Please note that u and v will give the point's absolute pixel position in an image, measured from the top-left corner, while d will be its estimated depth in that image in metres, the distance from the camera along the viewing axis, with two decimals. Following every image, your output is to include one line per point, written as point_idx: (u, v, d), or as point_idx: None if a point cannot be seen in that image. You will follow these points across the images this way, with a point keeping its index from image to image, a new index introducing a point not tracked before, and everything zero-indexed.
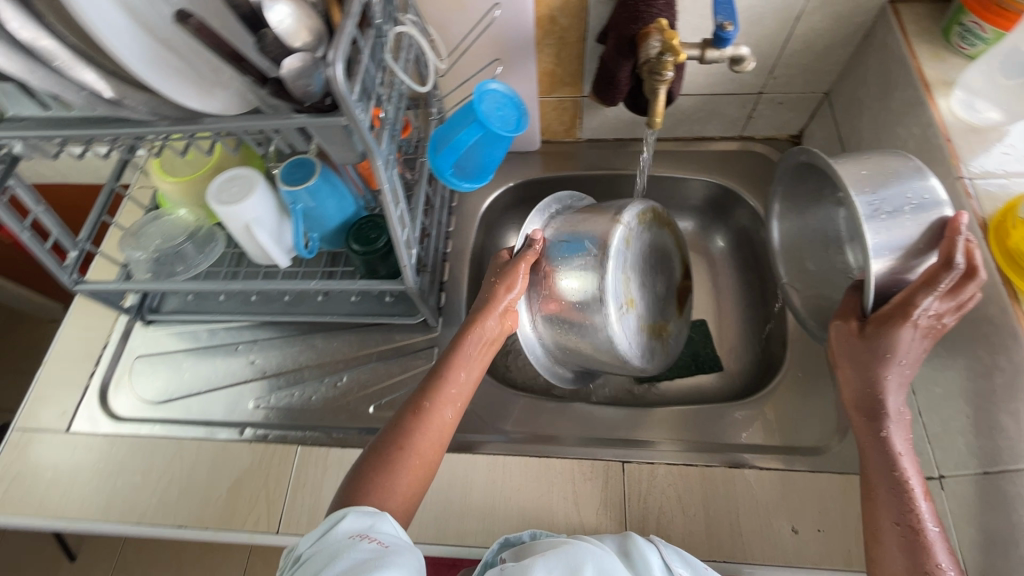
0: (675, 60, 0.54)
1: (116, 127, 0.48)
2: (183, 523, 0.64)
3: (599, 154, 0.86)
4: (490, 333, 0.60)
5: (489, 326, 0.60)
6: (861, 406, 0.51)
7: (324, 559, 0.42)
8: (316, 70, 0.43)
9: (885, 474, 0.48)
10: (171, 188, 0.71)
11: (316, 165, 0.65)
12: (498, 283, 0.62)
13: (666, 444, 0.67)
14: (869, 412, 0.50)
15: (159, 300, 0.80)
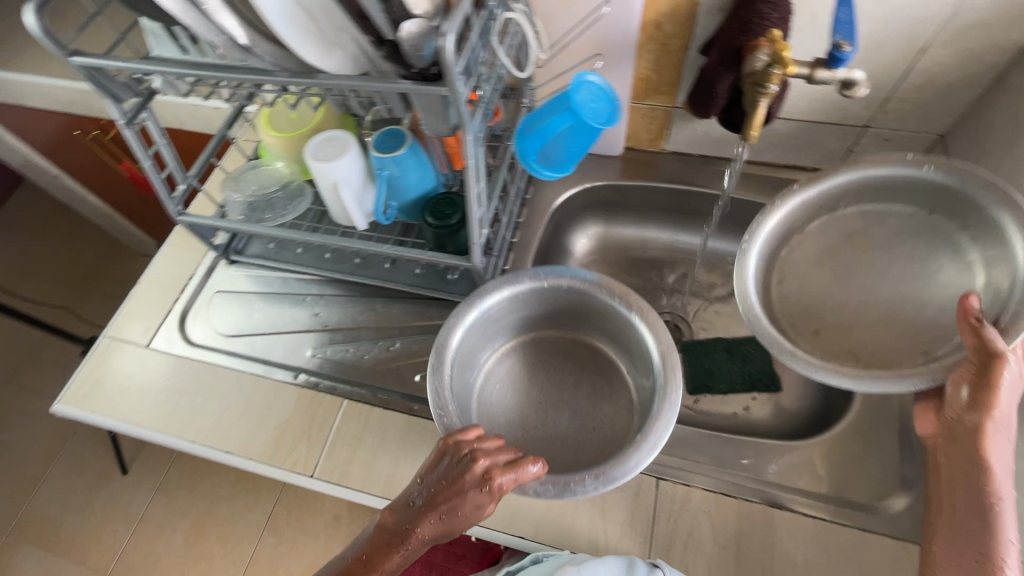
0: (782, 73, 0.51)
1: (242, 73, 0.53)
2: (231, 451, 0.69)
3: (681, 168, 0.85)
4: (410, 553, 0.51)
5: (412, 543, 0.51)
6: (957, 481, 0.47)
7: None
8: (430, 38, 0.45)
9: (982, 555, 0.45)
10: (274, 142, 0.77)
11: (407, 137, 0.69)
12: (444, 522, 0.49)
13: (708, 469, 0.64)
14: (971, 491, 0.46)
15: (244, 244, 0.86)
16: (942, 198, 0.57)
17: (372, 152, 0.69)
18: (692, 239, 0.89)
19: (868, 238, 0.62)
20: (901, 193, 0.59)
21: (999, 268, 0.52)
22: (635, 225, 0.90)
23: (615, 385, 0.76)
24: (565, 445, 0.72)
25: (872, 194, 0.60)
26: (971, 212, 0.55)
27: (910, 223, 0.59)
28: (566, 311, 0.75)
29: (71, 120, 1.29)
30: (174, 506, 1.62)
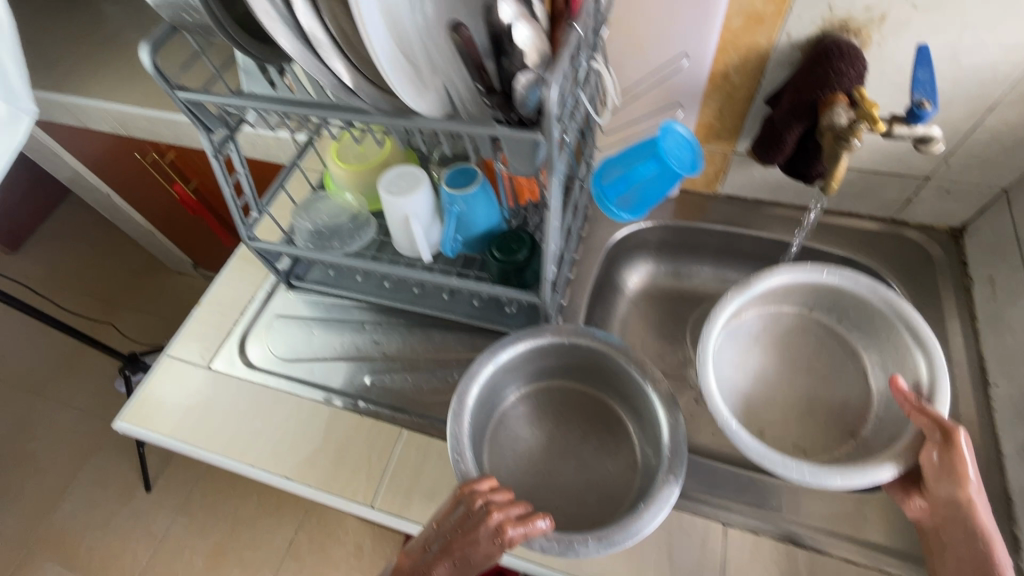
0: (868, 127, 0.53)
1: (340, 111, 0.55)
2: (291, 476, 0.69)
3: (735, 211, 0.86)
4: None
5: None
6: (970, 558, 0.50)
7: None
8: (535, 87, 0.47)
9: None
10: (345, 174, 0.80)
11: (479, 175, 0.72)
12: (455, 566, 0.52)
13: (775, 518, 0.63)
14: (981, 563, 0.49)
15: (304, 269, 0.87)
16: (833, 298, 0.72)
17: (444, 188, 0.71)
18: (743, 280, 0.89)
19: (778, 335, 0.77)
20: (800, 293, 0.73)
21: (875, 352, 0.70)
22: (686, 265, 0.91)
23: (622, 443, 0.72)
24: (570, 506, 0.67)
25: (771, 298, 0.74)
26: (864, 311, 0.69)
27: (799, 321, 0.77)
28: (578, 365, 0.72)
29: (135, 144, 1.35)
30: (194, 527, 1.61)
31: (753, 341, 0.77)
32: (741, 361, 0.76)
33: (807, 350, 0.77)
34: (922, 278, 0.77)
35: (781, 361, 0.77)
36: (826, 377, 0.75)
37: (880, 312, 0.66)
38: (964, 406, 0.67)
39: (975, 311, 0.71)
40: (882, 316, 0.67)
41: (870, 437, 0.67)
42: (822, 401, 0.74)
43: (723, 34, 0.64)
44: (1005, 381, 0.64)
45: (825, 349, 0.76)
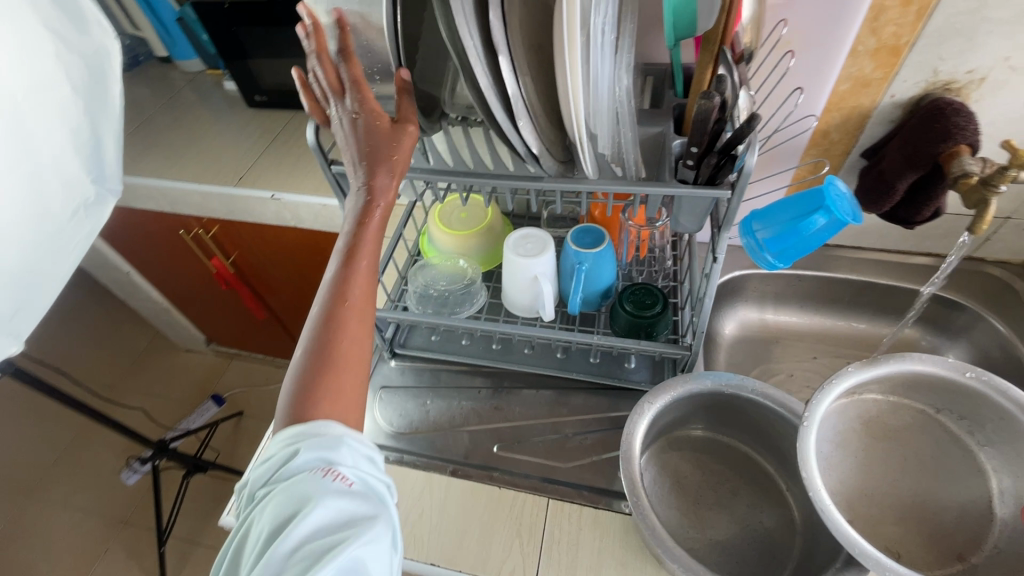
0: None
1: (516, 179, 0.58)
2: (438, 562, 0.64)
3: (818, 257, 0.91)
4: (378, 220, 0.51)
5: (379, 209, 0.51)
6: None
7: (289, 492, 0.44)
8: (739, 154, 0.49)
9: None
10: (455, 239, 0.80)
11: (604, 233, 0.73)
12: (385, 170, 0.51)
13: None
14: None
15: (406, 336, 0.85)
16: (961, 402, 0.58)
17: (570, 247, 0.72)
18: (831, 322, 0.93)
19: (890, 427, 0.63)
20: (921, 391, 0.61)
21: (1008, 476, 0.56)
22: (774, 311, 0.94)
23: (776, 495, 0.66)
24: (729, 560, 0.61)
25: (896, 386, 0.61)
26: (1007, 427, 0.55)
27: (919, 420, 0.62)
28: (725, 413, 0.68)
29: (178, 220, 1.32)
30: None
31: (859, 427, 0.64)
32: (838, 453, 0.64)
33: (919, 446, 0.63)
34: (1014, 309, 0.81)
35: (881, 457, 0.64)
36: (934, 487, 0.62)
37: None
38: None
39: None
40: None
41: (982, 565, 0.56)
42: (926, 509, 0.62)
43: (829, 97, 0.70)
44: None
45: (936, 456, 0.62)
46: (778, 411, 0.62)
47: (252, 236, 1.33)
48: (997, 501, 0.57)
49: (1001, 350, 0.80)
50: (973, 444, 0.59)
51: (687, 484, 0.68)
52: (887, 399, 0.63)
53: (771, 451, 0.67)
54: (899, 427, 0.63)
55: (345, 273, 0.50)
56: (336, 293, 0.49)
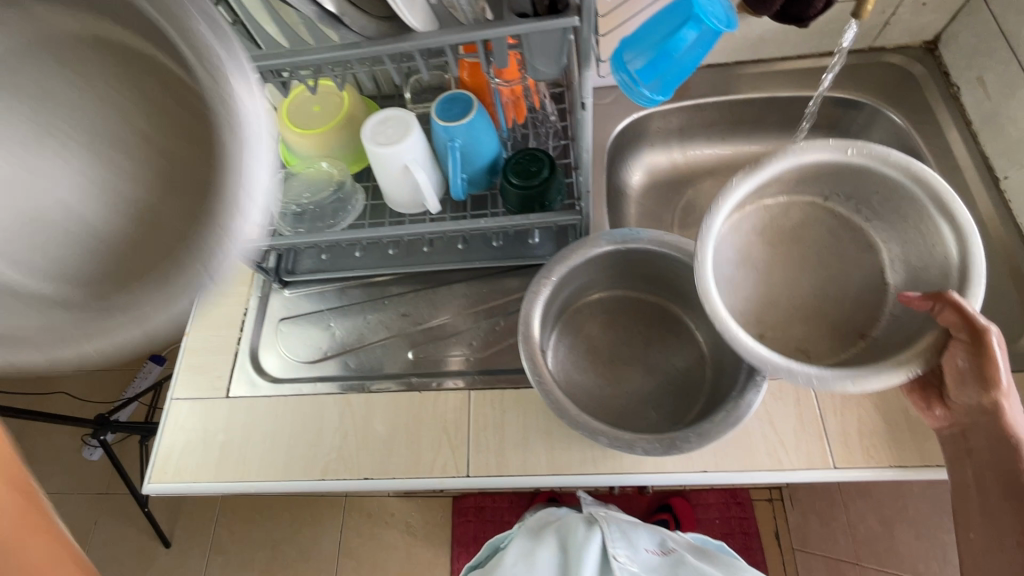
0: None
1: (330, 51, 0.47)
2: (369, 477, 0.64)
3: (718, 79, 0.84)
4: None
5: None
6: (1001, 478, 0.50)
7: None
8: None
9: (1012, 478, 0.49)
10: (309, 140, 0.69)
11: (472, 98, 0.63)
12: None
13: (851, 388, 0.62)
14: (1006, 480, 0.49)
15: (293, 261, 0.77)
16: (846, 181, 0.54)
17: (436, 122, 0.63)
18: (738, 148, 0.89)
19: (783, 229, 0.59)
20: (807, 180, 0.55)
21: (894, 242, 0.54)
22: (680, 149, 0.89)
23: (688, 339, 0.67)
24: (647, 410, 0.63)
25: (785, 182, 0.55)
26: (890, 196, 0.51)
27: (808, 212, 0.58)
28: (631, 270, 0.65)
29: None
30: (235, 563, 1.54)
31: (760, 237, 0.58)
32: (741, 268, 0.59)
33: (811, 240, 0.59)
34: (910, 97, 0.78)
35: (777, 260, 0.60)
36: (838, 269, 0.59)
37: (917, 197, 0.49)
38: (980, 205, 0.70)
39: (968, 117, 0.74)
40: (915, 201, 0.49)
41: (882, 336, 0.53)
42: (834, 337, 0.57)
43: None
44: (1016, 170, 0.67)
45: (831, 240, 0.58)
46: (675, 256, 0.60)
47: None
48: (888, 270, 0.55)
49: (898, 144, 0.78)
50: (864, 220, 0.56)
51: (604, 348, 0.67)
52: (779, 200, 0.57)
53: (681, 298, 0.66)
54: (789, 227, 0.59)
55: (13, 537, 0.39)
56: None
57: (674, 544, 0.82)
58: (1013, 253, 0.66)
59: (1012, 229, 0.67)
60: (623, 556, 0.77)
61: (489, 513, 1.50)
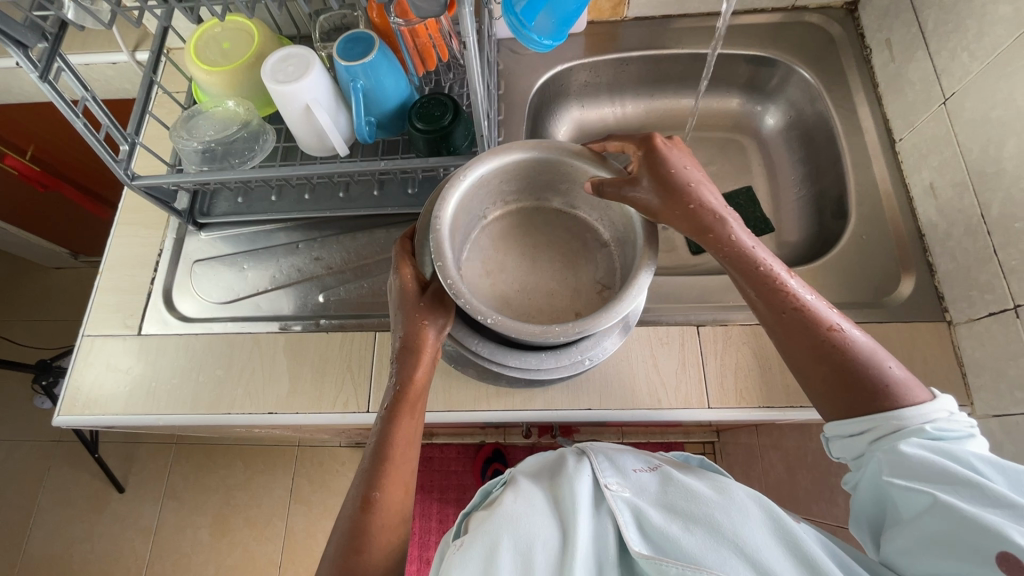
0: None
1: None
2: (275, 411, 0.67)
3: (645, 34, 0.84)
4: None
5: None
6: (760, 290, 0.48)
7: None
8: None
9: (759, 280, 0.48)
10: (215, 77, 0.68)
11: (374, 39, 0.62)
12: None
13: (733, 334, 0.65)
14: (764, 290, 0.48)
15: (208, 204, 0.78)
16: (530, 175, 0.56)
17: (338, 63, 0.62)
18: (665, 105, 0.89)
19: (529, 235, 0.60)
20: (493, 186, 0.56)
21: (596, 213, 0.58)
22: (609, 104, 0.89)
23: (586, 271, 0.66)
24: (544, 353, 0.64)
25: (482, 195, 0.56)
26: (541, 173, 0.56)
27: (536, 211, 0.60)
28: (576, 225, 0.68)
29: None
30: (188, 508, 1.58)
31: (495, 250, 0.59)
32: (493, 270, 0.58)
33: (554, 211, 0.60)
34: (827, 57, 0.79)
35: (526, 256, 0.59)
36: (581, 249, 0.60)
37: (553, 165, 0.54)
38: (878, 165, 0.72)
39: (876, 79, 0.75)
40: (564, 167, 0.54)
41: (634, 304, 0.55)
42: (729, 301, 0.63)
43: None
44: (909, 132, 0.69)
45: (556, 223, 0.60)
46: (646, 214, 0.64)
47: (30, 119, 1.10)
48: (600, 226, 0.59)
49: (812, 104, 0.80)
50: (554, 200, 0.60)
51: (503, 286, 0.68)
52: (482, 225, 0.59)
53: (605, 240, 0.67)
54: (537, 224, 0.60)
55: (391, 424, 0.53)
56: (406, 329, 0.53)
57: (661, 461, 0.61)
58: (899, 212, 0.69)
59: (902, 189, 0.70)
60: (617, 484, 0.55)
61: (437, 464, 1.54)
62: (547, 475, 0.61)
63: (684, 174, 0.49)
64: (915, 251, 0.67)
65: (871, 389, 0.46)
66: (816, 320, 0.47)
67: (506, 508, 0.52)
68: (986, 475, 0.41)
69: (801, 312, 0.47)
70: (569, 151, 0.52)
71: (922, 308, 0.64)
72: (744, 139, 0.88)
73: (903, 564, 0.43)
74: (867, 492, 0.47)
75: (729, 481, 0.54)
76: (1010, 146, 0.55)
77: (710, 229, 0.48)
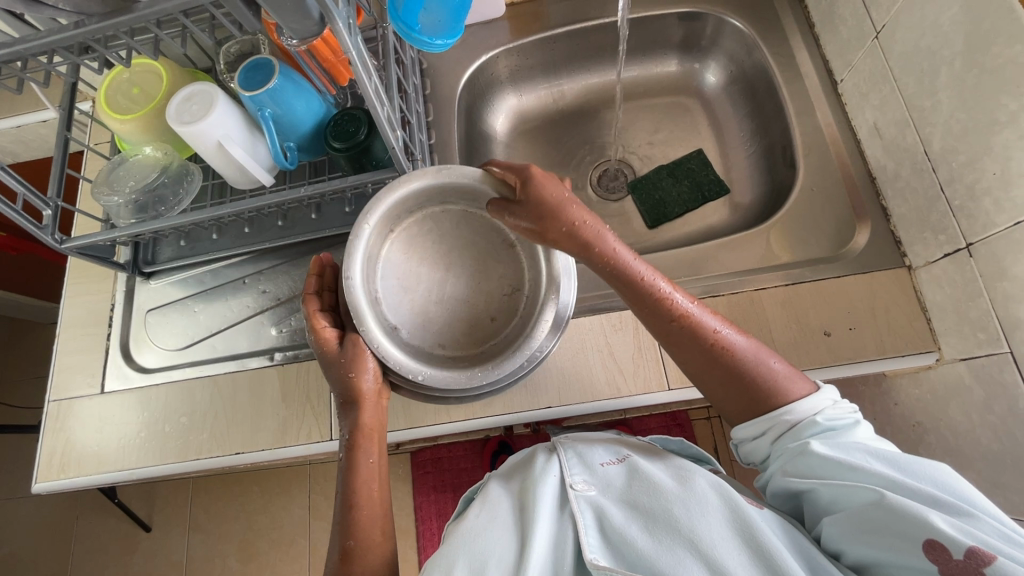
0: None
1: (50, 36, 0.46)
2: (242, 451, 0.67)
3: (568, 6, 0.80)
4: None
5: None
6: (647, 307, 0.52)
7: None
8: None
9: (644, 298, 0.52)
10: (128, 127, 0.67)
11: (274, 65, 0.61)
12: None
13: None
14: (649, 307, 0.52)
15: (153, 252, 0.77)
16: (433, 196, 0.60)
17: (242, 94, 0.61)
18: (603, 77, 0.86)
19: (444, 245, 0.61)
20: (401, 211, 0.59)
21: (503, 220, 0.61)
22: (546, 85, 0.86)
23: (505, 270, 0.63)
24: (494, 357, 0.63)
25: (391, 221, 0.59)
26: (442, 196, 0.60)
27: (444, 216, 0.61)
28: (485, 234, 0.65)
29: None
30: (213, 538, 1.62)
31: (412, 264, 0.60)
32: (408, 284, 0.60)
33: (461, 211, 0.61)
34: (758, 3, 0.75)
35: (442, 266, 0.61)
36: (492, 254, 0.62)
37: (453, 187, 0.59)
38: (822, 112, 0.69)
39: (811, 19, 0.72)
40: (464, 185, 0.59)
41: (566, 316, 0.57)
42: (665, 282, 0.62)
43: None
44: (848, 72, 0.66)
45: (466, 223, 0.61)
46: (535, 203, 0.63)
47: None
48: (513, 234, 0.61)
49: (749, 55, 0.76)
50: (459, 203, 0.61)
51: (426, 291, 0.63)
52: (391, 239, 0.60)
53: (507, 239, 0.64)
54: (449, 231, 0.61)
55: (351, 468, 0.54)
56: (339, 383, 0.56)
57: (630, 448, 0.56)
58: (847, 158, 0.66)
59: (848, 133, 0.67)
60: (582, 482, 0.51)
61: (446, 463, 1.54)
62: (517, 473, 0.57)
63: (563, 199, 0.53)
64: (867, 196, 0.64)
65: (762, 385, 0.50)
66: (699, 327, 0.51)
67: (466, 524, 0.50)
68: (887, 467, 0.43)
69: (683, 322, 0.52)
70: (472, 176, 0.58)
71: (878, 256, 0.61)
72: (688, 100, 0.84)
73: (839, 552, 0.43)
74: (780, 498, 0.49)
75: (693, 467, 0.50)
76: (943, 76, 0.52)
77: (592, 242, 0.53)
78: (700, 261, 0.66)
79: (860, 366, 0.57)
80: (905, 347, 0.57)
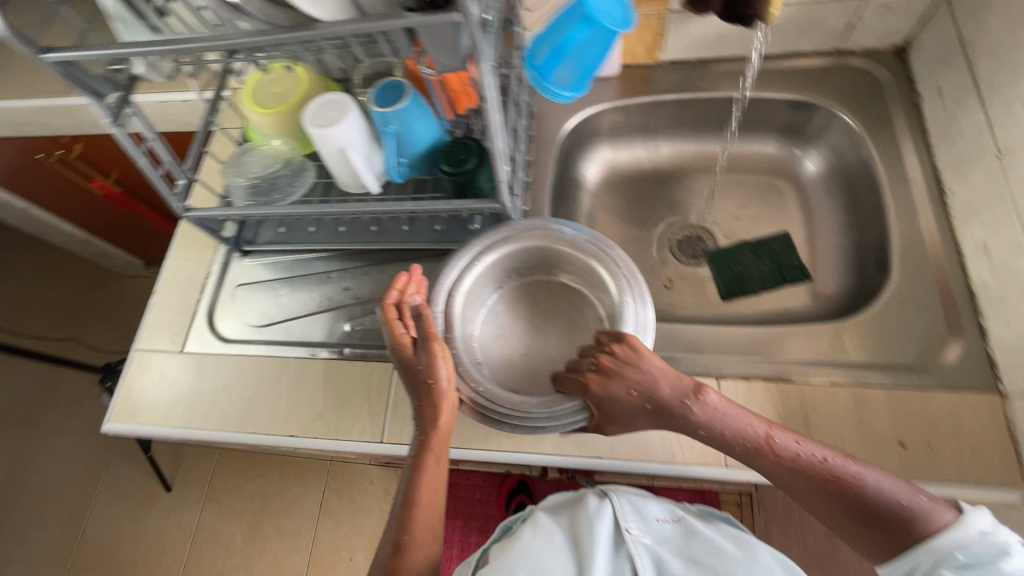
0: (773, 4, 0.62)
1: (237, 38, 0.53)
2: (295, 435, 0.70)
3: (680, 76, 0.83)
4: None
5: None
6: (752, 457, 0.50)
7: None
8: None
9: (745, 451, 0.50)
10: (263, 120, 0.73)
11: (407, 88, 0.66)
12: None
13: (755, 388, 0.62)
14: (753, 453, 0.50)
15: (254, 232, 0.84)
16: (541, 261, 0.68)
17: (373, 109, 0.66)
18: (700, 146, 0.88)
19: (541, 307, 0.70)
20: (512, 265, 0.68)
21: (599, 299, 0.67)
22: (643, 145, 0.89)
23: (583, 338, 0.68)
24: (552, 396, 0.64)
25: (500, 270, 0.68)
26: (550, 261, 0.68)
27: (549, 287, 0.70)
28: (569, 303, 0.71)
29: (30, 145, 1.17)
30: (226, 512, 1.65)
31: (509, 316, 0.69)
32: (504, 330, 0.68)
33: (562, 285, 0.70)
34: (872, 102, 0.76)
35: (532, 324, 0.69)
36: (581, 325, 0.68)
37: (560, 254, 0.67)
38: (925, 219, 0.68)
39: (926, 127, 0.72)
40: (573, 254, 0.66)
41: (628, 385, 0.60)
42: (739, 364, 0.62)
43: None
44: (960, 185, 0.65)
45: (565, 297, 0.70)
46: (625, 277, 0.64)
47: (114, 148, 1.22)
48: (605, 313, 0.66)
49: (854, 151, 0.77)
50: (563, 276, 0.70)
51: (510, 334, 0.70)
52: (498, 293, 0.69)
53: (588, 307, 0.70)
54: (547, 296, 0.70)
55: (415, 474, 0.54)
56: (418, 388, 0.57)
57: (684, 512, 0.55)
58: (947, 270, 0.64)
59: (952, 245, 0.65)
60: (638, 530, 0.51)
61: (462, 490, 1.52)
62: (567, 508, 0.56)
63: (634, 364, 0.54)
64: (965, 313, 0.62)
65: (889, 516, 0.45)
66: (813, 472, 0.47)
67: (520, 545, 0.49)
68: None
69: (798, 467, 0.48)
70: (573, 242, 0.65)
71: (969, 376, 0.59)
72: (782, 183, 0.85)
73: None
74: None
75: (753, 539, 0.50)
76: None
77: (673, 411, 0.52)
78: (777, 344, 0.65)
79: (936, 488, 0.54)
80: (990, 478, 0.54)
